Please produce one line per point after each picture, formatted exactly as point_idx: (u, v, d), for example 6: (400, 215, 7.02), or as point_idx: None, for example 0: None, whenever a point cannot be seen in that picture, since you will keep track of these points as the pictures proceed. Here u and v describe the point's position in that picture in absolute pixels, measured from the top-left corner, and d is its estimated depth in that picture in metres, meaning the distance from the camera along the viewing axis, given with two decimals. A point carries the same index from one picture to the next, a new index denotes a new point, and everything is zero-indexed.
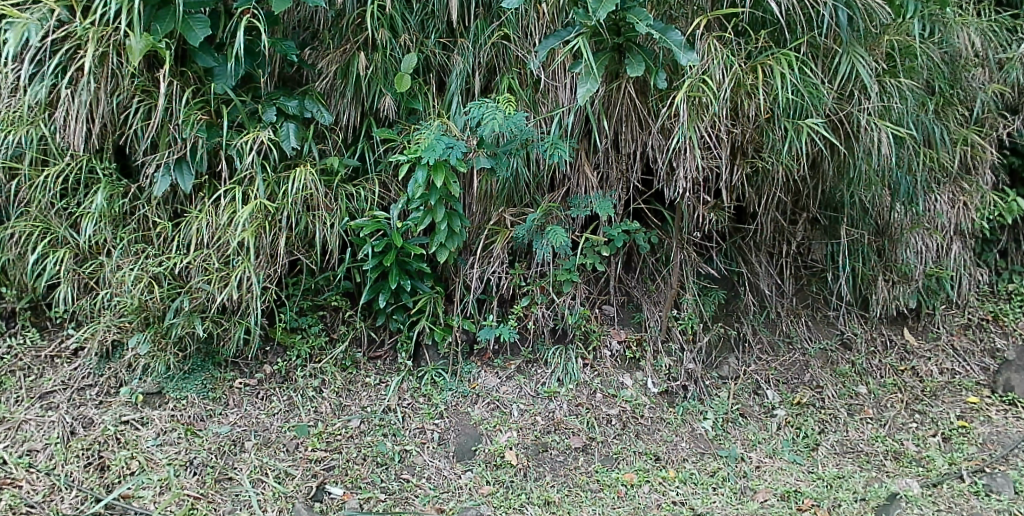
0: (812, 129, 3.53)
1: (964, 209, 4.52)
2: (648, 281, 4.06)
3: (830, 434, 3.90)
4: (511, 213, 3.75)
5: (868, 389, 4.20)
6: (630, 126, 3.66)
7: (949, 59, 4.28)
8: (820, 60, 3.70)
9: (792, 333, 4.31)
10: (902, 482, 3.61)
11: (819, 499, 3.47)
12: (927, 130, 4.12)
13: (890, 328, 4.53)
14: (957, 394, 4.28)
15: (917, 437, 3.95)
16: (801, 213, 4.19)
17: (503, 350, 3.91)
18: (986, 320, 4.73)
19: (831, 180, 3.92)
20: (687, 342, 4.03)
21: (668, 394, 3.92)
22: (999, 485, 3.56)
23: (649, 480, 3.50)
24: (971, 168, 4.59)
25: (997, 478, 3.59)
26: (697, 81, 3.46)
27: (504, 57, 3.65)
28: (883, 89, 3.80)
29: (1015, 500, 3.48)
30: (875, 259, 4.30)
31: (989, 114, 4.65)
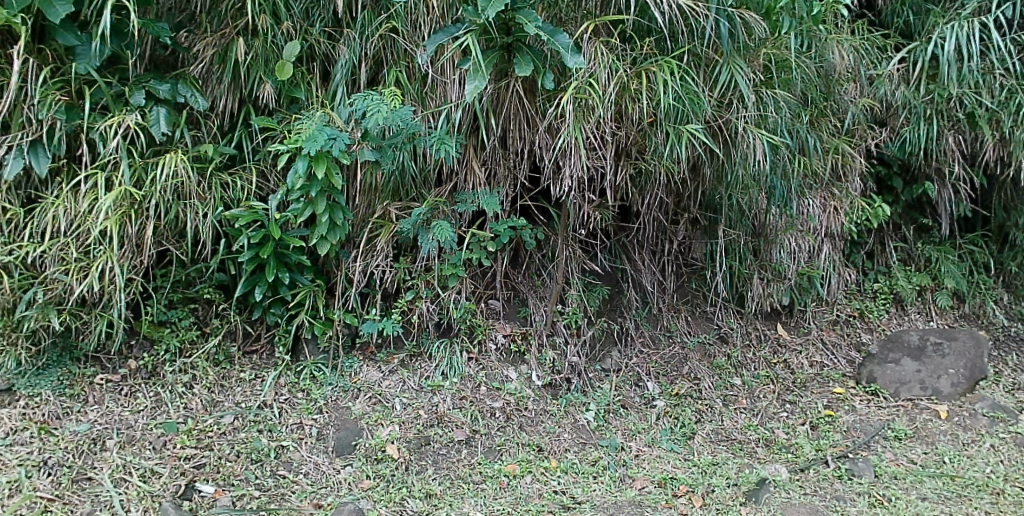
0: (692, 134, 3.67)
1: (834, 213, 4.83)
2: (535, 277, 4.14)
3: (706, 423, 4.09)
4: (397, 207, 3.73)
5: (742, 381, 4.43)
6: (518, 123, 3.70)
7: (824, 73, 4.56)
8: (702, 68, 3.85)
9: (672, 327, 4.50)
10: (771, 468, 3.82)
11: (694, 485, 3.63)
12: (801, 139, 4.34)
13: (764, 323, 4.82)
14: (824, 385, 4.60)
15: (786, 425, 4.19)
16: (682, 213, 4.35)
17: (386, 343, 3.91)
18: (853, 317, 5.13)
19: (709, 183, 4.10)
20: (571, 336, 4.15)
21: (553, 386, 4.01)
22: (860, 470, 3.83)
23: (531, 471, 3.57)
24: (841, 175, 4.89)
25: (859, 464, 3.87)
26: (584, 83, 3.54)
27: (392, 50, 3.63)
28: (760, 99, 4.01)
29: (874, 483, 3.75)
30: (751, 258, 4.56)
31: (858, 126, 5.00)
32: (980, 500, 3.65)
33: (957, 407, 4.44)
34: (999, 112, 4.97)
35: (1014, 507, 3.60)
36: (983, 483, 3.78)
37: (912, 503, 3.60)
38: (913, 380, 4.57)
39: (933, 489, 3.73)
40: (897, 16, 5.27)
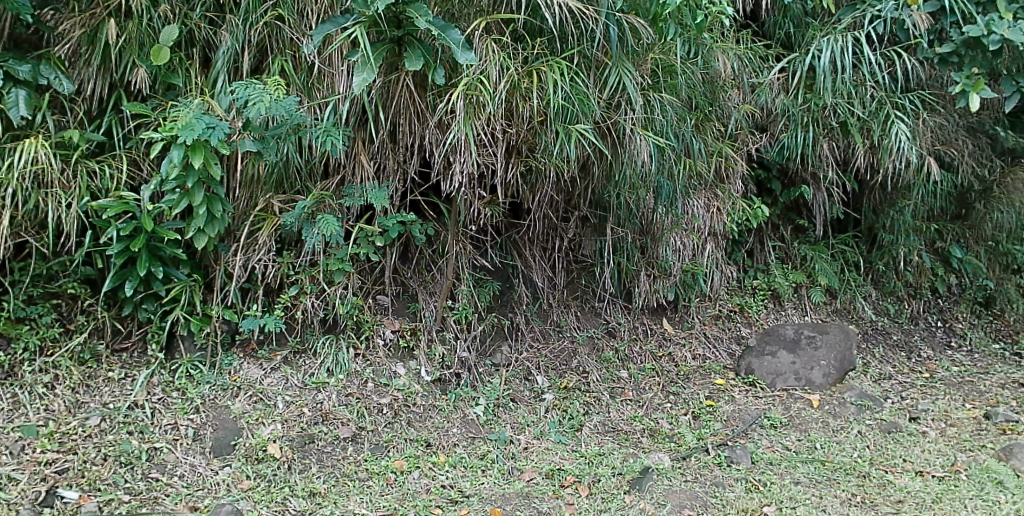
0: (581, 134, 3.75)
1: (716, 213, 5.07)
2: (425, 272, 4.15)
3: (593, 415, 4.23)
4: (279, 200, 3.69)
5: (628, 373, 4.61)
6: (408, 118, 3.71)
7: (709, 79, 4.77)
8: (592, 71, 3.93)
9: (561, 322, 4.62)
10: (654, 456, 3.98)
11: (580, 475, 3.74)
12: (687, 143, 4.49)
13: (650, 318, 5.01)
14: (705, 377, 4.85)
15: (670, 415, 4.38)
16: (572, 211, 4.45)
17: (268, 340, 3.85)
18: (733, 311, 5.43)
19: (601, 181, 4.21)
20: (461, 331, 4.19)
21: (441, 382, 4.05)
22: (738, 456, 4.04)
23: (419, 466, 3.58)
24: (724, 177, 5.14)
25: (737, 451, 4.08)
26: (474, 80, 3.57)
27: (277, 38, 3.60)
28: (648, 102, 4.14)
29: (750, 469, 3.96)
30: (639, 255, 4.73)
31: (741, 131, 5.25)
32: (846, 482, 3.92)
33: (829, 396, 4.84)
34: (869, 121, 5.31)
35: (877, 488, 3.88)
36: (849, 466, 4.07)
37: (785, 487, 3.82)
38: (788, 371, 4.92)
39: (804, 473, 3.98)
40: (779, 28, 5.59)
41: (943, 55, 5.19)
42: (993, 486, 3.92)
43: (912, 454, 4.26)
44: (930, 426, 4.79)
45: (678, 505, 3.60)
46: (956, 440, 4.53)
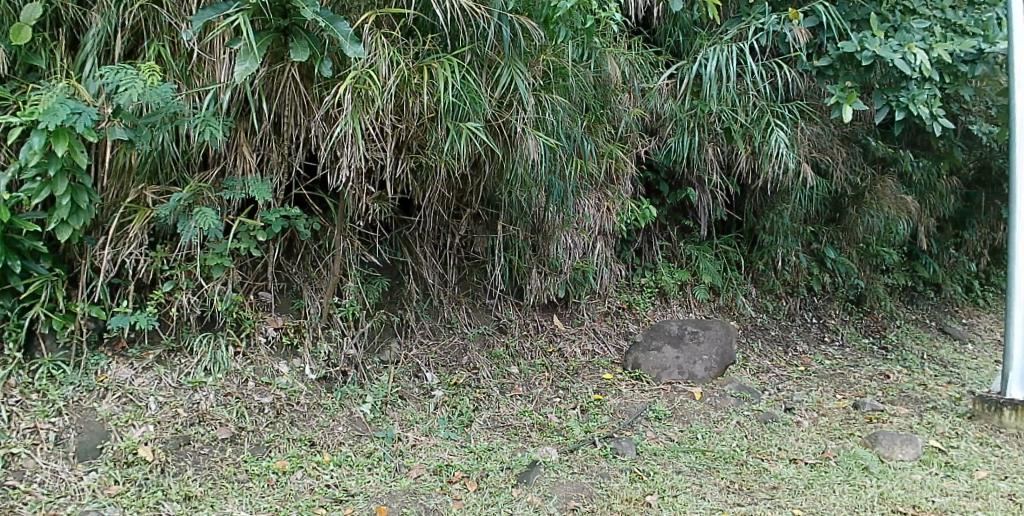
0: (472, 132, 3.74)
1: (607, 212, 5.26)
2: (310, 268, 4.17)
3: (483, 411, 4.35)
4: (153, 191, 3.65)
5: (518, 369, 4.80)
6: (293, 109, 3.69)
7: (601, 82, 4.90)
8: (484, 69, 3.95)
9: (452, 319, 4.76)
10: (542, 450, 4.06)
11: (468, 471, 3.78)
12: (578, 144, 4.62)
13: (542, 315, 5.29)
14: (594, 371, 5.09)
15: (558, 410, 4.55)
16: (464, 208, 4.53)
17: (140, 338, 3.76)
18: (622, 308, 5.74)
19: (491, 179, 4.26)
20: (348, 328, 4.25)
21: (327, 379, 4.08)
22: (623, 448, 4.19)
23: (302, 466, 3.56)
24: (614, 178, 5.33)
25: (623, 443, 4.23)
26: (363, 73, 3.53)
27: (153, 23, 3.57)
28: (539, 102, 4.16)
29: (634, 459, 4.12)
30: (530, 253, 4.95)
31: (630, 133, 5.43)
32: (726, 470, 4.11)
33: (710, 389, 5.09)
34: (750, 128, 5.59)
35: (753, 475, 4.07)
36: (729, 455, 4.28)
37: (667, 476, 3.97)
38: (672, 365, 5.18)
39: (686, 463, 4.15)
40: (670, 36, 5.82)
41: (820, 68, 5.56)
42: (860, 471, 4.19)
43: (787, 442, 4.54)
44: (803, 415, 5.11)
45: (564, 497, 3.67)
46: (827, 429, 4.86)
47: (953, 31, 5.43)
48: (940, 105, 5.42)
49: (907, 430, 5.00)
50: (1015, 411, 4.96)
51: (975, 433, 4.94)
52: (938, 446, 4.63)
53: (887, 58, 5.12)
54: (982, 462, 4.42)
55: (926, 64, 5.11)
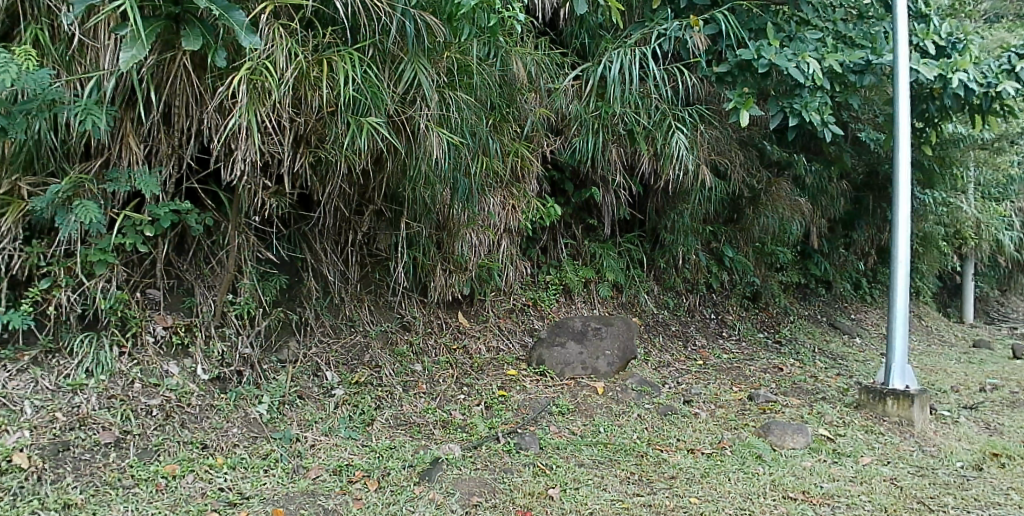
0: (373, 127, 3.71)
1: (512, 210, 5.34)
2: (202, 264, 4.07)
3: (385, 409, 4.33)
4: (28, 182, 3.54)
5: (422, 367, 4.84)
6: (184, 100, 3.57)
7: (506, 81, 4.94)
8: (386, 64, 3.91)
9: (354, 317, 4.75)
10: (446, 447, 4.07)
11: (369, 470, 3.74)
12: (483, 142, 4.63)
13: (446, 312, 5.40)
14: (499, 367, 5.20)
15: (462, 406, 4.59)
16: (367, 205, 4.53)
17: (14, 339, 3.59)
18: (527, 305, 5.99)
19: (394, 175, 4.24)
20: (243, 326, 4.15)
21: (220, 380, 3.97)
22: (527, 443, 4.24)
23: (193, 470, 3.44)
24: (520, 177, 5.37)
25: (526, 438, 4.28)
26: (259, 65, 3.45)
27: (30, 5, 3.39)
28: (443, 99, 4.17)
29: (537, 454, 4.18)
30: (435, 250, 4.99)
31: (536, 133, 5.49)
32: (626, 462, 4.22)
33: (612, 383, 5.24)
34: (653, 131, 5.74)
35: (653, 466, 4.19)
36: (629, 447, 4.41)
37: (570, 469, 4.04)
38: (576, 360, 5.29)
39: (587, 456, 4.25)
40: (575, 38, 5.95)
41: (719, 74, 5.77)
42: (753, 460, 4.39)
43: (685, 434, 4.72)
44: (701, 407, 5.33)
45: (467, 493, 3.67)
46: (724, 420, 5.07)
47: (844, 43, 5.90)
48: (831, 112, 5.69)
49: (797, 419, 5.28)
50: (897, 400, 5.34)
51: (860, 422, 5.28)
52: (827, 434, 4.91)
53: (782, 66, 5.40)
54: (866, 449, 4.74)
55: (818, 73, 5.39)
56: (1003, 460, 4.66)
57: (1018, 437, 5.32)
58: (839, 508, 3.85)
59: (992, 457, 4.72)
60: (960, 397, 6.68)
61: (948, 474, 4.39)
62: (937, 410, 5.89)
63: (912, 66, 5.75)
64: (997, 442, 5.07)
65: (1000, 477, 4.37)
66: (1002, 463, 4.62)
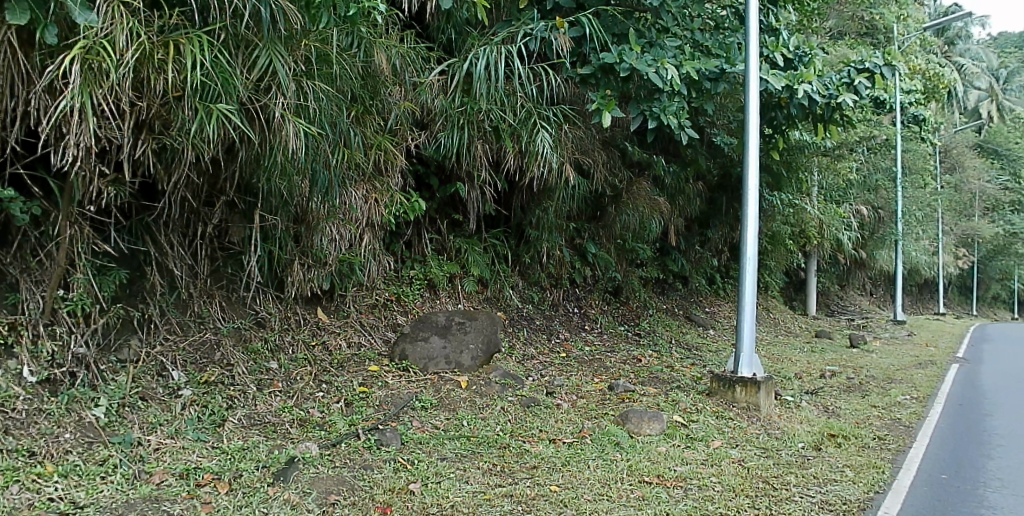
0: (224, 114, 3.52)
1: (375, 204, 5.26)
2: (29, 257, 3.75)
3: (237, 409, 4.19)
4: None
5: (278, 364, 4.76)
6: (7, 78, 3.25)
7: (369, 72, 4.83)
8: (239, 50, 3.71)
9: (203, 313, 4.60)
10: (303, 446, 3.96)
11: (220, 472, 3.58)
12: (343, 134, 4.53)
13: (304, 307, 5.35)
14: (360, 364, 5.16)
15: (321, 404, 4.51)
16: (219, 195, 4.34)
17: None
18: (391, 300, 6.03)
19: (248, 164, 4.08)
20: (77, 324, 3.88)
21: (50, 383, 3.70)
22: (388, 439, 4.22)
23: (19, 480, 3.16)
24: (383, 170, 5.34)
25: (387, 434, 4.26)
26: (95, 44, 3.20)
27: None
28: (300, 88, 4.03)
29: (398, 449, 4.17)
30: (291, 244, 4.94)
31: (401, 126, 5.46)
32: (489, 454, 4.27)
33: (475, 377, 5.32)
34: (518, 129, 5.79)
35: (515, 457, 4.27)
36: (492, 439, 4.47)
37: (432, 463, 4.04)
38: (439, 355, 5.33)
39: (450, 449, 4.27)
40: (443, 33, 5.92)
41: (583, 76, 5.95)
42: (611, 446, 4.58)
43: (547, 424, 4.85)
44: (563, 398, 5.50)
45: (324, 491, 3.57)
46: (584, 410, 5.27)
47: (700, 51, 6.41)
48: (686, 117, 6.06)
49: (654, 407, 5.56)
50: (745, 387, 5.78)
51: (712, 408, 5.65)
52: (681, 421, 5.23)
53: (642, 70, 5.59)
54: (717, 433, 5.08)
55: (675, 79, 5.66)
56: (838, 441, 5.15)
57: (852, 419, 5.90)
58: (692, 489, 4.00)
59: (829, 438, 5.21)
60: (802, 384, 7.32)
61: (790, 454, 4.76)
62: (782, 396, 6.46)
63: (763, 76, 6.17)
64: (834, 424, 5.61)
65: (835, 455, 4.81)
66: (838, 442, 5.11)
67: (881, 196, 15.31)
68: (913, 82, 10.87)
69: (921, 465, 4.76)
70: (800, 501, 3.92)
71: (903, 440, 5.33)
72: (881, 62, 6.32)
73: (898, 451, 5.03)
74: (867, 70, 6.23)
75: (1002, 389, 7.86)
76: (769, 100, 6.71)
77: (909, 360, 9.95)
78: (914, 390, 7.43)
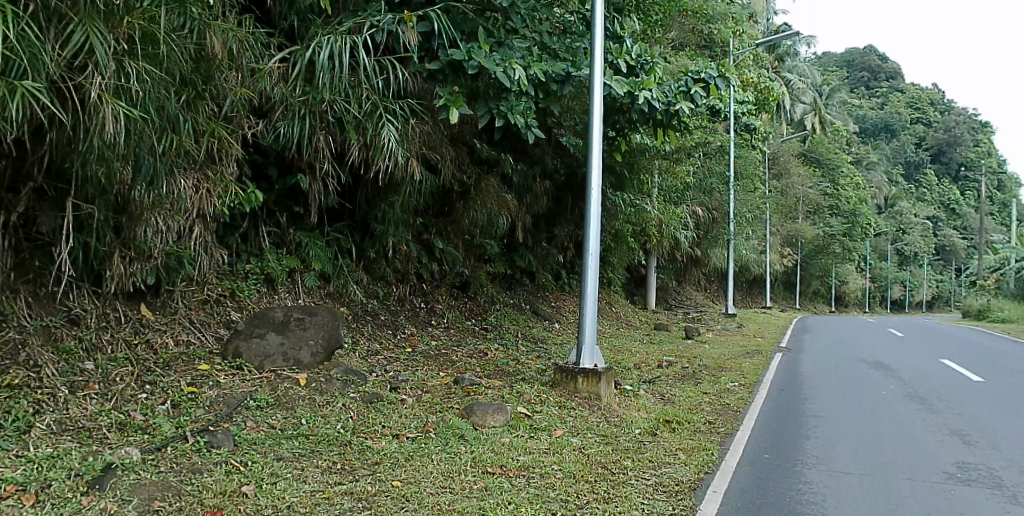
0: (31, 93, 3.21)
1: (207, 195, 5.07)
2: None
3: (46, 415, 3.86)
4: None
5: (95, 365, 4.44)
6: None
7: (202, 55, 4.57)
8: (51, 23, 3.40)
9: (6, 311, 4.22)
10: (122, 451, 3.70)
11: (26, 483, 3.28)
12: (171, 119, 4.22)
13: (125, 304, 5.02)
14: (189, 363, 4.90)
15: (144, 406, 4.25)
16: (25, 181, 4.06)
17: None
18: (223, 295, 5.78)
19: (61, 146, 3.79)
20: None
21: None
22: (219, 440, 4.04)
23: None
24: (217, 159, 5.12)
25: (218, 435, 4.07)
26: None
27: None
28: (121, 69, 3.75)
29: (230, 451, 4.00)
30: (112, 236, 4.61)
31: (237, 113, 5.22)
32: (329, 452, 4.20)
33: (315, 374, 5.21)
34: (363, 121, 5.67)
35: (356, 454, 4.23)
36: (332, 437, 4.40)
37: (267, 464, 3.92)
38: (277, 352, 5.17)
39: (288, 449, 4.16)
40: (284, 19, 5.72)
41: (431, 71, 5.95)
42: (455, 439, 4.66)
43: (391, 420, 4.85)
44: (408, 393, 5.52)
45: (147, 498, 3.37)
46: (429, 405, 5.32)
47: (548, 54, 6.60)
48: (533, 117, 6.22)
49: (499, 399, 5.71)
50: (586, 378, 6.08)
51: (554, 399, 5.90)
52: (524, 412, 5.41)
53: (490, 69, 5.69)
54: (559, 423, 5.30)
55: (522, 79, 5.81)
56: (672, 426, 5.55)
57: (685, 405, 6.39)
58: (533, 477, 4.16)
59: (664, 424, 5.61)
60: (640, 373, 7.79)
61: (628, 440, 5.08)
62: (621, 386, 6.86)
63: (607, 81, 6.49)
64: (669, 410, 6.06)
65: (668, 440, 5.19)
66: (672, 428, 5.52)
67: (716, 199, 16.52)
68: (745, 94, 11.81)
69: (748, 447, 5.15)
70: (636, 483, 4.18)
71: (731, 424, 5.82)
72: (715, 73, 6.67)
73: (727, 433, 5.50)
74: (702, 80, 6.68)
75: (817, 375, 8.68)
76: (612, 104, 7.05)
77: (737, 350, 10.86)
78: (742, 378, 8.13)
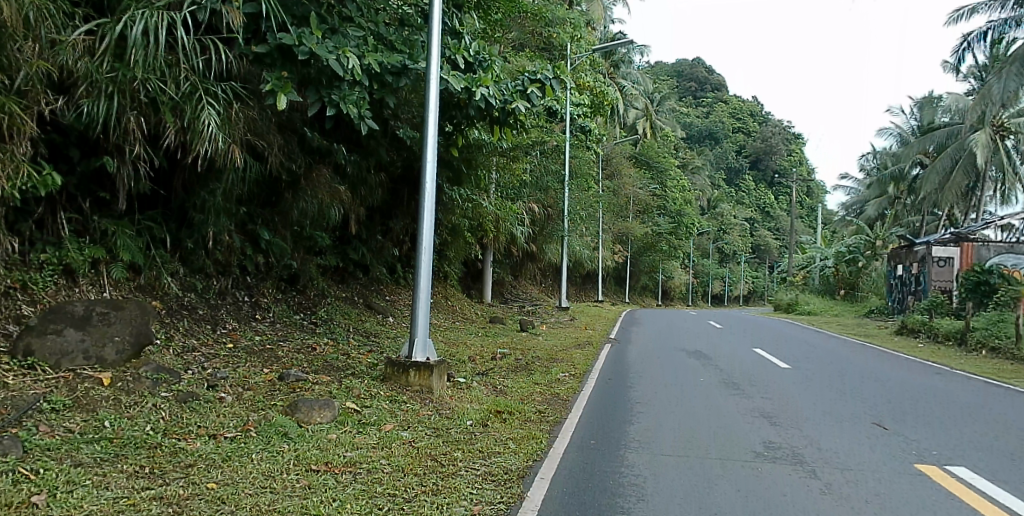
0: None
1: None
2: None
3: None
4: None
5: None
6: None
7: None
8: None
9: None
10: None
11: None
12: None
13: None
14: None
15: None
16: None
17: None
18: (13, 288, 5.25)
19: None
20: None
21: None
22: (7, 447, 3.69)
23: None
24: (6, 137, 4.63)
25: (5, 442, 3.72)
26: None
27: None
28: None
29: (20, 458, 3.67)
30: None
31: (33, 88, 4.75)
32: (135, 456, 3.95)
33: (121, 372, 4.88)
34: (181, 104, 5.35)
35: (167, 457, 4.02)
36: (140, 440, 4.14)
37: (62, 471, 3.63)
38: (75, 350, 4.78)
39: (88, 454, 3.87)
40: None
41: (257, 54, 5.72)
42: (278, 437, 4.56)
43: (207, 420, 4.65)
44: (227, 391, 5.30)
45: None
46: (251, 403, 5.15)
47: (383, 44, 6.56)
48: (368, 108, 6.16)
49: (326, 395, 5.63)
50: (418, 371, 6.16)
51: (384, 393, 5.92)
52: (354, 407, 5.39)
53: (321, 56, 5.55)
54: (389, 417, 5.35)
55: (356, 69, 5.75)
56: (502, 417, 5.78)
57: (516, 396, 6.66)
58: (360, 473, 4.17)
59: (495, 414, 5.83)
60: (474, 366, 7.98)
61: (459, 432, 5.23)
62: (455, 378, 7.01)
63: (444, 76, 6.60)
64: (500, 400, 6.30)
65: (498, 430, 5.39)
66: (502, 418, 5.74)
67: (551, 197, 17.18)
68: (580, 97, 12.39)
69: (576, 434, 5.48)
70: (464, 474, 4.33)
71: (559, 413, 6.15)
72: (551, 74, 6.98)
73: (553, 422, 5.82)
74: (539, 81, 6.96)
75: (644, 364, 9.33)
76: (449, 99, 7.14)
77: (568, 343, 11.39)
78: (573, 368, 8.59)
